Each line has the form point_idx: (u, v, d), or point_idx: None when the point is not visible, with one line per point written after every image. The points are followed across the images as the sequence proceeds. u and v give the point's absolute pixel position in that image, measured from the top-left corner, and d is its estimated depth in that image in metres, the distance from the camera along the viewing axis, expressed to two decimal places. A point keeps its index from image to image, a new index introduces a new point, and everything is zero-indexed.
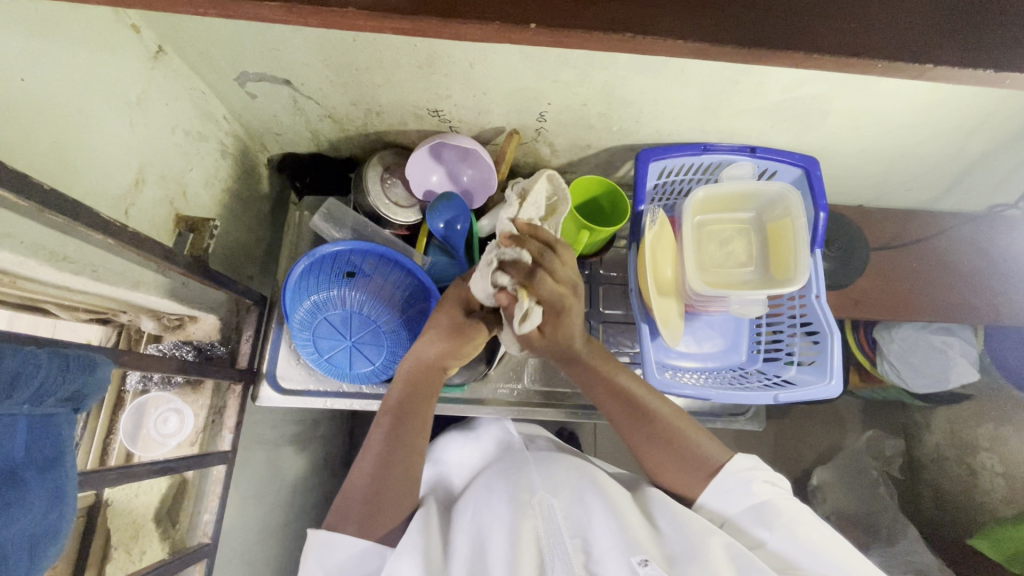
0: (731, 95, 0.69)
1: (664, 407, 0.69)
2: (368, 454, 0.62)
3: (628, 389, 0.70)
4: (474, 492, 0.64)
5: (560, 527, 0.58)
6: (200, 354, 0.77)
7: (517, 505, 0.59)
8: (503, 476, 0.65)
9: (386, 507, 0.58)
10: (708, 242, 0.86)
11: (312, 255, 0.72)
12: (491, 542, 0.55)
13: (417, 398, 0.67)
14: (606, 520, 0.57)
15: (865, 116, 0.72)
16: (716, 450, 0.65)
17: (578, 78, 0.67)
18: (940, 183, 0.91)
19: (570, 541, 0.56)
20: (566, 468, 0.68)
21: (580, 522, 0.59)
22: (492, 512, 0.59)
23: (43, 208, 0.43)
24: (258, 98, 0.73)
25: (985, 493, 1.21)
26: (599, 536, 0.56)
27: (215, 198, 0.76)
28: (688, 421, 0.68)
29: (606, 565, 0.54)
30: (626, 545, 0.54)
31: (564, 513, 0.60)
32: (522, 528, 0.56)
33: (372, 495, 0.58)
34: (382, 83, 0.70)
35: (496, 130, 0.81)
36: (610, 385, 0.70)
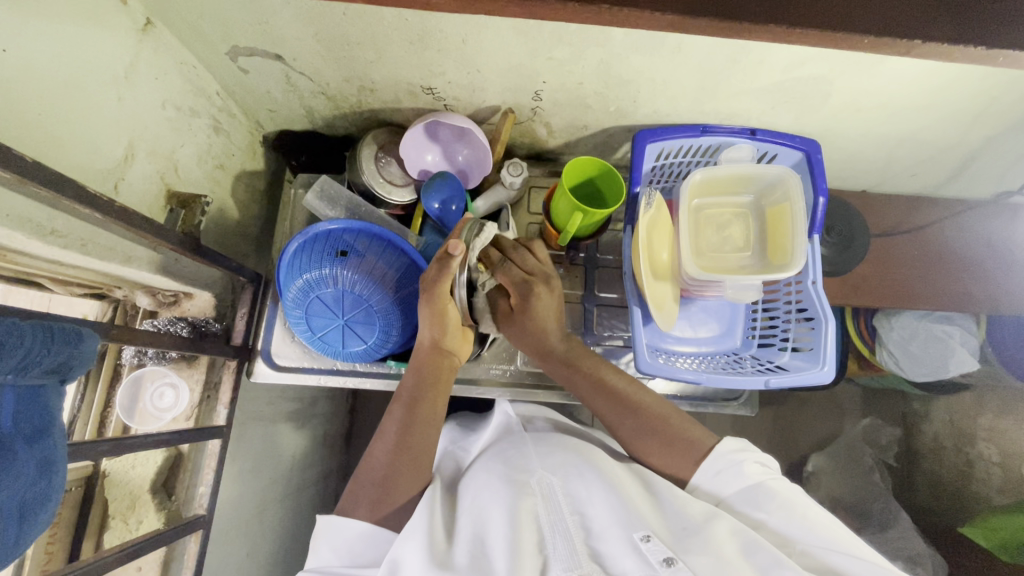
0: (729, 75, 0.68)
1: (642, 394, 0.72)
2: (381, 438, 0.65)
3: (612, 381, 0.73)
4: (474, 473, 0.65)
5: (560, 507, 0.58)
6: (195, 330, 0.77)
7: (514, 486, 0.59)
8: (501, 458, 0.66)
9: (398, 487, 0.61)
10: (705, 226, 0.86)
11: (305, 233, 0.74)
12: (490, 520, 0.56)
13: (429, 388, 0.70)
14: (606, 497, 0.57)
15: (868, 98, 0.70)
16: (706, 438, 0.67)
17: (572, 56, 0.66)
18: (945, 169, 0.90)
19: (571, 519, 0.56)
20: (564, 450, 0.67)
21: (580, 499, 0.58)
22: (490, 493, 0.59)
23: (29, 180, 0.43)
24: (251, 72, 0.73)
25: (982, 482, 1.22)
26: (599, 511, 0.56)
27: (209, 175, 0.76)
28: (671, 410, 0.71)
29: (607, 541, 0.53)
30: (628, 521, 0.54)
31: (564, 492, 0.60)
32: (521, 506, 0.56)
33: (384, 476, 0.62)
34: (374, 59, 0.69)
35: (491, 109, 0.79)
36: (592, 379, 0.73)
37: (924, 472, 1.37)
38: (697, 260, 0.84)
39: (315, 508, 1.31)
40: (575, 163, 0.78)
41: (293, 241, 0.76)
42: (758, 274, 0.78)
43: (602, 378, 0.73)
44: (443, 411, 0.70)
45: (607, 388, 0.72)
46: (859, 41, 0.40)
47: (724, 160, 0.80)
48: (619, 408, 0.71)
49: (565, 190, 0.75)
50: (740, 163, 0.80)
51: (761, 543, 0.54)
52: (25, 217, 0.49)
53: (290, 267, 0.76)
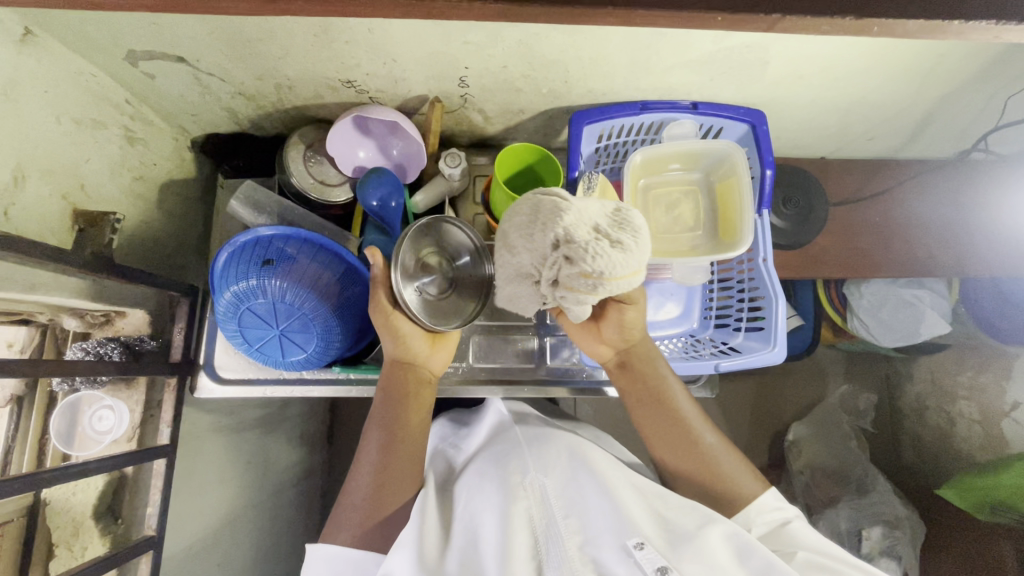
0: (659, 48, 0.64)
1: (708, 430, 0.68)
2: (362, 466, 0.65)
3: (681, 411, 0.69)
4: (468, 482, 0.63)
5: (553, 509, 0.57)
6: (128, 350, 0.74)
7: (507, 489, 0.58)
8: (494, 463, 0.64)
9: (382, 514, 0.62)
10: (655, 207, 0.82)
11: (232, 244, 0.71)
12: (488, 532, 0.55)
13: (404, 407, 0.68)
14: (600, 502, 0.55)
15: (808, 62, 0.66)
16: (745, 487, 0.64)
17: (489, 39, 0.62)
18: (903, 131, 0.86)
19: (565, 523, 0.55)
20: (559, 447, 0.65)
21: (575, 504, 0.57)
22: (485, 504, 0.58)
23: None
24: (157, 77, 0.69)
25: (963, 440, 1.22)
26: (592, 517, 0.55)
27: (126, 188, 0.72)
28: (730, 454, 0.67)
29: (601, 548, 0.52)
30: (620, 528, 0.52)
31: (559, 495, 0.58)
32: (515, 512, 0.56)
33: (369, 505, 0.62)
34: (282, 55, 0.65)
35: (418, 99, 0.75)
36: (658, 396, 0.70)
37: (907, 433, 1.37)
38: None
39: (297, 508, 1.31)
40: (508, 151, 0.74)
41: (220, 254, 0.73)
42: (708, 254, 0.76)
43: (671, 401, 0.69)
44: (421, 424, 0.68)
45: (672, 415, 0.68)
46: (713, 18, 0.41)
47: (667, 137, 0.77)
48: (680, 440, 0.67)
49: (499, 181, 0.72)
50: (683, 139, 0.77)
51: (756, 547, 0.53)
52: None
53: (219, 280, 0.73)
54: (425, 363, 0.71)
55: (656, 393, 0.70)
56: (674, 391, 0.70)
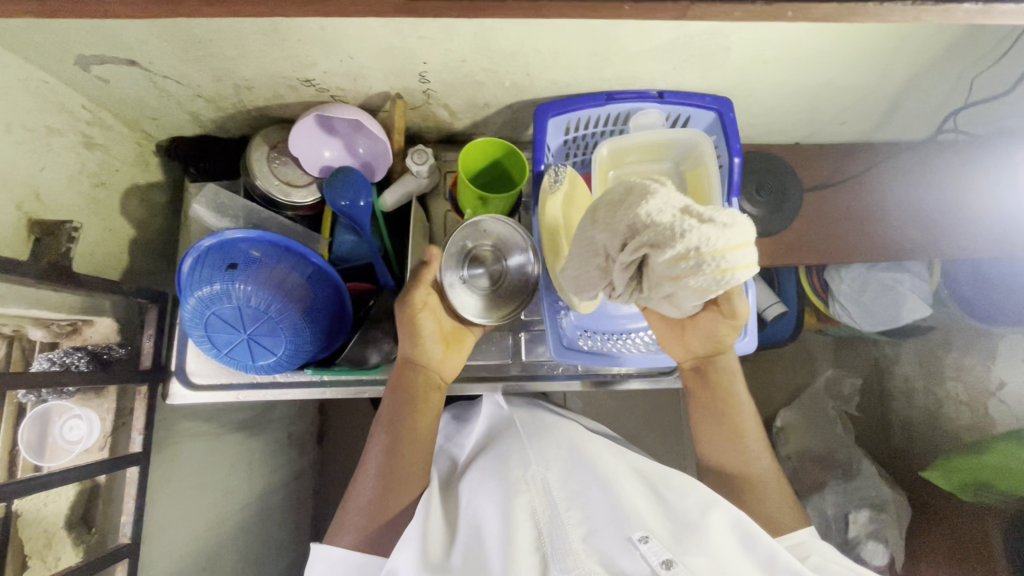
0: (617, 37, 0.63)
1: (765, 455, 0.72)
2: (368, 465, 0.67)
3: (746, 429, 0.73)
4: (475, 480, 0.64)
5: (556, 501, 0.57)
6: (96, 359, 0.73)
7: (509, 482, 0.60)
8: (499, 460, 0.65)
9: (387, 515, 0.63)
10: (624, 199, 0.80)
11: (196, 249, 0.71)
12: (492, 526, 0.56)
13: (413, 407, 0.70)
14: (600, 495, 0.55)
15: (770, 47, 0.65)
16: (791, 513, 0.68)
17: (443, 33, 0.61)
18: (875, 113, 0.85)
19: (567, 515, 0.55)
20: (557, 444, 0.67)
21: (578, 494, 0.57)
22: (488, 500, 0.59)
23: None
24: (111, 81, 0.68)
25: (951, 421, 1.21)
26: (594, 509, 0.54)
27: (87, 195, 0.72)
28: (780, 485, 0.71)
29: (602, 537, 0.51)
30: (623, 521, 0.51)
31: (561, 487, 0.59)
32: (518, 504, 0.56)
33: (375, 504, 0.63)
34: (235, 56, 0.64)
35: (380, 96, 0.74)
36: (728, 412, 0.73)
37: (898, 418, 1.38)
38: None
39: (287, 509, 1.31)
40: (472, 145, 0.73)
41: (186, 260, 0.72)
42: None
43: (739, 418, 0.73)
44: (431, 422, 0.70)
45: (738, 433, 0.72)
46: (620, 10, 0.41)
47: (634, 128, 0.76)
48: (738, 455, 0.71)
49: (463, 178, 0.72)
50: (650, 129, 0.75)
51: (764, 540, 0.53)
52: None
53: (184, 286, 0.72)
54: (439, 366, 0.74)
55: (723, 406, 0.73)
56: (742, 407, 0.74)
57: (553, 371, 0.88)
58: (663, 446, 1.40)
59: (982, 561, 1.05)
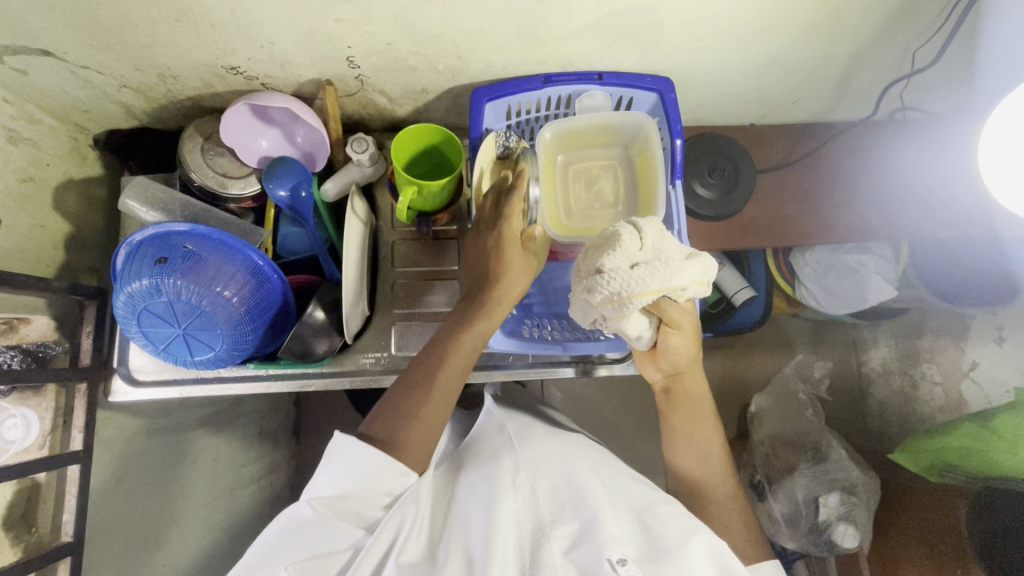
0: (542, 15, 0.61)
1: (730, 480, 0.72)
2: (413, 370, 0.67)
3: (711, 454, 0.72)
4: (471, 476, 0.65)
5: (543, 515, 0.58)
6: (30, 357, 0.71)
7: (498, 485, 0.60)
8: (492, 461, 0.66)
9: (423, 426, 0.64)
10: (573, 184, 0.80)
11: (128, 242, 0.70)
12: (477, 527, 0.57)
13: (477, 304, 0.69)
14: (588, 512, 0.57)
15: (703, 23, 0.64)
16: (748, 537, 0.68)
17: (361, 15, 0.59)
18: (827, 91, 0.83)
19: (555, 529, 0.57)
20: (549, 454, 0.68)
21: (565, 508, 0.59)
22: (476, 499, 0.60)
23: None
24: (30, 72, 0.66)
25: (926, 403, 1.21)
26: (580, 525, 0.56)
27: (12, 191, 0.70)
28: (740, 510, 0.71)
29: (585, 553, 0.54)
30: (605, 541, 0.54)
31: (548, 500, 0.60)
32: (503, 507, 0.58)
33: (407, 411, 0.64)
34: (151, 43, 0.62)
35: (311, 83, 0.72)
36: (699, 437, 0.73)
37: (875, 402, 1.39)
38: (567, 220, 0.78)
39: (260, 505, 1.31)
40: (404, 132, 0.71)
41: (118, 253, 0.71)
42: None
43: (707, 442, 0.73)
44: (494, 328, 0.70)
45: (703, 458, 0.72)
46: None
47: (580, 109, 0.74)
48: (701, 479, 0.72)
49: (395, 165, 0.70)
50: (596, 111, 0.73)
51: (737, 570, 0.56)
52: None
53: (117, 281, 0.71)
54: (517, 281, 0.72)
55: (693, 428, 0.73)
56: (708, 423, 0.73)
57: (505, 360, 0.86)
58: (635, 433, 1.40)
59: (947, 542, 1.05)
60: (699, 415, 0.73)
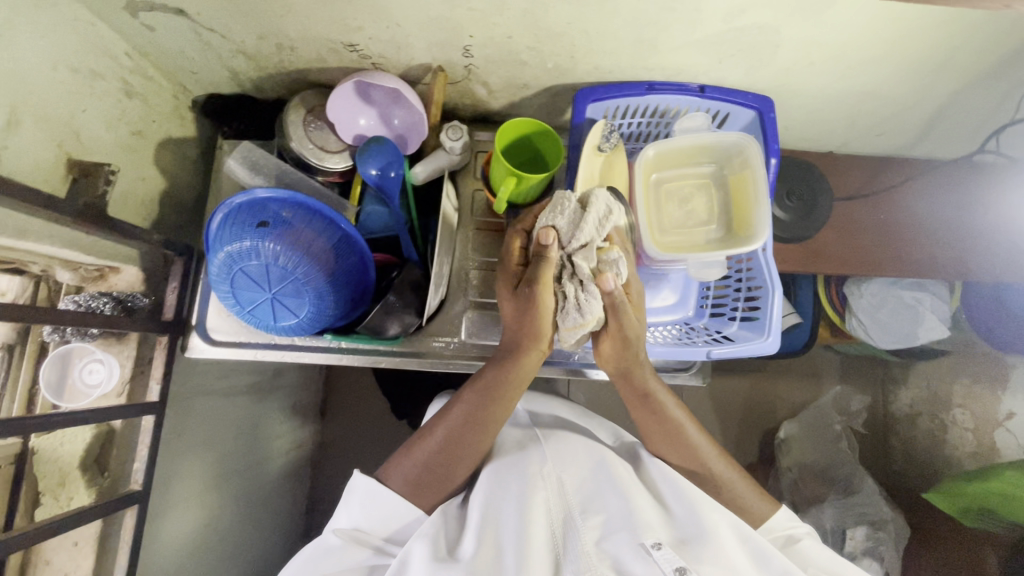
0: (666, 25, 0.62)
1: (716, 454, 0.71)
2: (443, 424, 0.67)
3: (691, 435, 0.70)
4: (493, 469, 0.66)
5: (571, 505, 0.59)
6: (119, 305, 0.73)
7: (526, 478, 0.62)
8: (517, 456, 0.67)
9: (437, 484, 0.66)
10: (667, 201, 0.82)
11: (227, 204, 0.71)
12: (509, 519, 0.58)
13: (505, 386, 0.68)
14: (617, 499, 0.58)
15: (820, 48, 0.65)
16: (760, 502, 0.69)
17: (493, 6, 0.60)
18: (914, 126, 0.85)
19: (584, 518, 0.58)
20: (578, 444, 0.68)
21: (592, 500, 0.60)
22: (505, 490, 0.62)
23: None
24: (157, 30, 0.68)
25: (954, 446, 1.22)
26: (610, 514, 0.57)
27: (123, 142, 0.72)
28: (741, 475, 0.71)
29: (614, 541, 0.54)
30: (637, 527, 0.54)
31: (576, 491, 0.61)
32: (534, 501, 0.59)
33: (431, 468, 0.66)
34: (283, 13, 0.64)
35: (421, 67, 0.74)
36: (669, 425, 0.70)
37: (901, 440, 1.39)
38: (661, 237, 0.81)
39: (284, 477, 1.32)
40: (509, 123, 0.72)
41: (216, 213, 0.72)
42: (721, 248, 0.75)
43: (682, 429, 0.70)
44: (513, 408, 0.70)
45: (684, 441, 0.69)
46: None
47: (680, 130, 0.76)
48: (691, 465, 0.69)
49: (498, 154, 0.71)
50: (695, 132, 0.76)
51: (768, 551, 0.56)
52: None
53: (214, 240, 0.73)
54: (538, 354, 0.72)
55: (666, 420, 0.70)
56: (671, 408, 0.70)
57: (571, 358, 0.88)
58: None
59: None
60: (655, 401, 0.70)
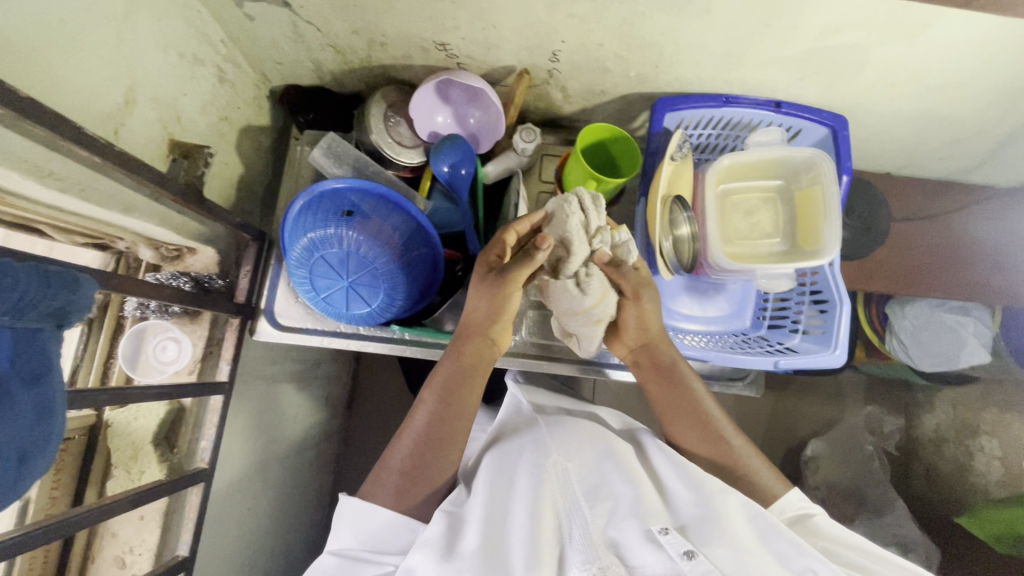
0: (759, 41, 0.64)
1: (733, 430, 0.69)
2: (411, 429, 0.63)
3: (707, 407, 0.70)
4: (492, 456, 0.63)
5: (574, 493, 0.56)
6: (198, 285, 0.76)
7: (528, 469, 0.58)
8: (517, 441, 0.64)
9: (423, 488, 0.60)
10: (732, 213, 0.83)
11: (311, 191, 0.72)
12: (513, 510, 0.55)
13: (469, 375, 0.67)
14: (624, 488, 0.56)
15: (904, 70, 0.66)
16: (777, 482, 0.66)
17: (594, 13, 0.62)
18: (977, 153, 0.86)
19: (589, 507, 0.54)
20: (580, 429, 0.65)
21: (596, 486, 0.57)
22: (508, 480, 0.58)
23: (46, 129, 0.43)
24: (257, 20, 0.70)
25: (978, 476, 1.14)
26: (620, 501, 0.55)
27: (213, 127, 0.73)
28: (757, 455, 0.68)
29: (621, 532, 0.52)
30: (642, 515, 0.53)
31: (580, 477, 0.58)
32: (541, 492, 0.56)
33: (411, 475, 0.60)
34: (386, 9, 0.66)
35: (506, 70, 0.76)
36: (686, 395, 0.70)
37: None
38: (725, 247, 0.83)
39: (313, 469, 1.33)
40: (590, 128, 0.74)
41: (298, 200, 0.74)
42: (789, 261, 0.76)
43: (699, 399, 0.70)
44: (480, 396, 0.68)
45: (701, 412, 0.69)
46: None
47: (753, 144, 0.78)
48: (708, 438, 0.68)
49: (579, 157, 0.72)
50: (769, 146, 0.77)
51: (778, 528, 0.53)
52: (26, 157, 0.46)
53: (295, 226, 0.74)
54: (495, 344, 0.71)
55: (683, 387, 0.71)
56: (689, 377, 0.72)
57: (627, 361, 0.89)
58: None
59: None
60: (679, 372, 0.71)
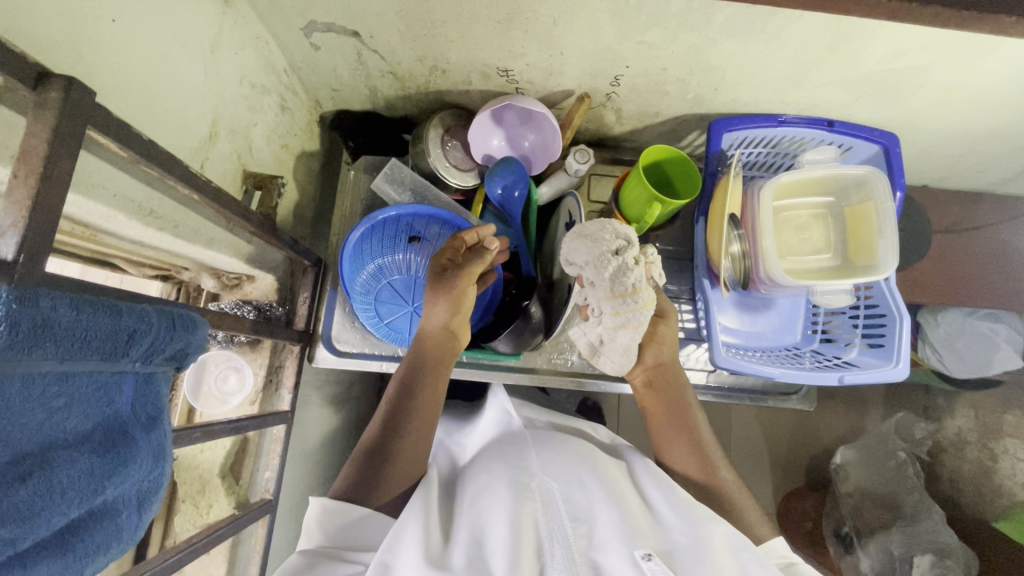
0: (823, 64, 0.66)
1: (725, 465, 0.67)
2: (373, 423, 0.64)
3: (703, 437, 0.68)
4: (477, 473, 0.57)
5: (558, 513, 0.49)
6: (259, 314, 0.77)
7: (512, 485, 0.51)
8: (501, 458, 0.57)
9: (389, 480, 0.59)
10: (783, 229, 0.85)
11: (371, 219, 0.72)
12: (489, 524, 0.47)
13: (430, 371, 0.67)
14: (608, 509, 0.48)
15: (959, 90, 0.68)
16: (764, 524, 0.62)
17: (664, 40, 0.63)
18: (1017, 165, 0.88)
19: (571, 526, 0.47)
20: (568, 453, 0.59)
21: (582, 507, 0.49)
22: (489, 496, 0.51)
23: (166, 173, 0.43)
24: (321, 50, 0.70)
25: (1006, 478, 1.11)
26: (600, 522, 0.47)
27: (275, 154, 0.73)
28: (747, 494, 0.65)
29: (607, 555, 0.44)
30: (629, 536, 0.45)
31: (565, 498, 0.50)
32: (520, 508, 0.48)
33: (371, 466, 0.60)
34: (455, 38, 0.66)
35: (564, 93, 0.77)
36: (687, 421, 0.69)
37: None
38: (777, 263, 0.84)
39: None
40: (650, 150, 0.75)
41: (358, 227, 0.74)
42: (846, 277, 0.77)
43: (697, 427, 0.69)
44: (444, 392, 0.68)
45: (697, 441, 0.67)
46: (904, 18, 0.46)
47: (807, 162, 0.79)
48: (702, 468, 0.66)
49: (642, 177, 0.73)
50: (823, 164, 0.79)
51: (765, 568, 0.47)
52: (129, 196, 0.46)
53: (357, 253, 0.75)
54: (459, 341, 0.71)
55: (683, 414, 0.70)
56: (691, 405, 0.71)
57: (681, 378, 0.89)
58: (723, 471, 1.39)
59: None
60: (684, 398, 0.71)
